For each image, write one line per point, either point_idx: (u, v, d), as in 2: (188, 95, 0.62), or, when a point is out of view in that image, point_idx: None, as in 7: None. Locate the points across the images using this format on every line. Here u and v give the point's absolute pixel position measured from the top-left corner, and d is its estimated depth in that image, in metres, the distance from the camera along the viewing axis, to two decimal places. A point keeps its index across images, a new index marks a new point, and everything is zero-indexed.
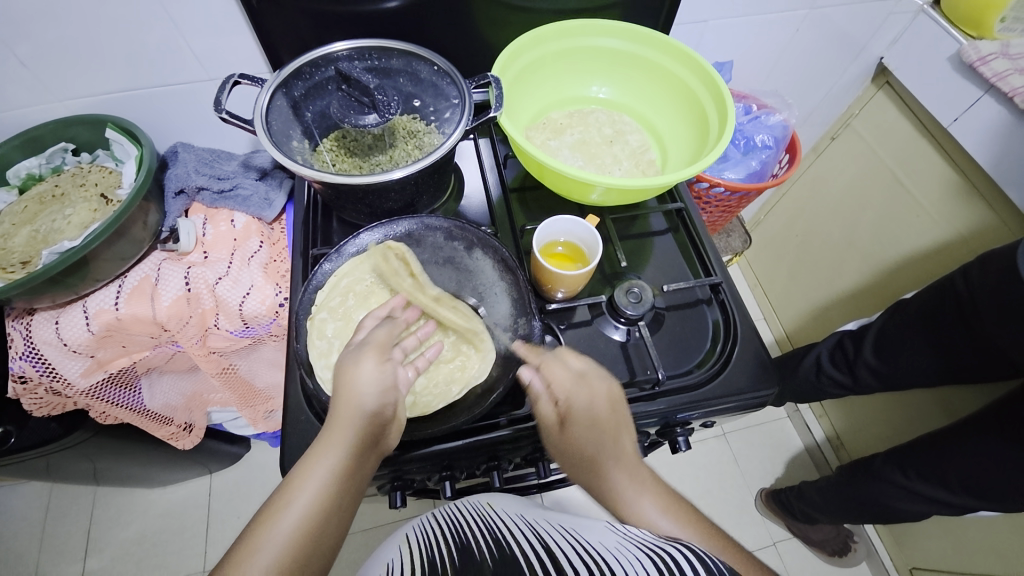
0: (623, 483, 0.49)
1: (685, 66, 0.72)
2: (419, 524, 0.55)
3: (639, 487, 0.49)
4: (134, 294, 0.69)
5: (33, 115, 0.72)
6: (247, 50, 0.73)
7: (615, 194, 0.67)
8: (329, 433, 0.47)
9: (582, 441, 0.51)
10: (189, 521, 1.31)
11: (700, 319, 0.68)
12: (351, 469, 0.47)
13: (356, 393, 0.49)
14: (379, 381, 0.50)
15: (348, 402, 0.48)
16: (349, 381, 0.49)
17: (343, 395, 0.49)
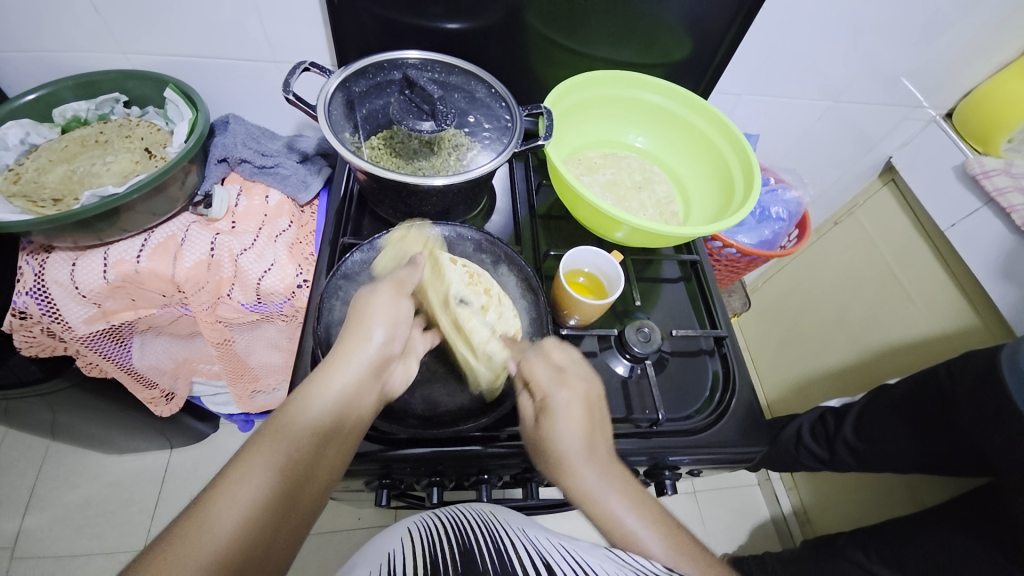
0: (596, 486, 0.47)
1: (720, 132, 0.76)
2: (421, 521, 0.55)
3: (613, 493, 0.47)
4: (158, 250, 0.70)
5: (95, 61, 0.74)
6: (314, 41, 0.76)
7: (640, 236, 0.70)
8: (310, 396, 0.46)
9: (556, 433, 0.51)
10: (138, 495, 1.26)
11: (700, 368, 0.70)
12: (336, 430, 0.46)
13: (363, 332, 0.51)
14: (384, 342, 0.51)
15: (349, 360, 0.48)
16: (356, 335, 0.50)
17: (355, 327, 0.51)
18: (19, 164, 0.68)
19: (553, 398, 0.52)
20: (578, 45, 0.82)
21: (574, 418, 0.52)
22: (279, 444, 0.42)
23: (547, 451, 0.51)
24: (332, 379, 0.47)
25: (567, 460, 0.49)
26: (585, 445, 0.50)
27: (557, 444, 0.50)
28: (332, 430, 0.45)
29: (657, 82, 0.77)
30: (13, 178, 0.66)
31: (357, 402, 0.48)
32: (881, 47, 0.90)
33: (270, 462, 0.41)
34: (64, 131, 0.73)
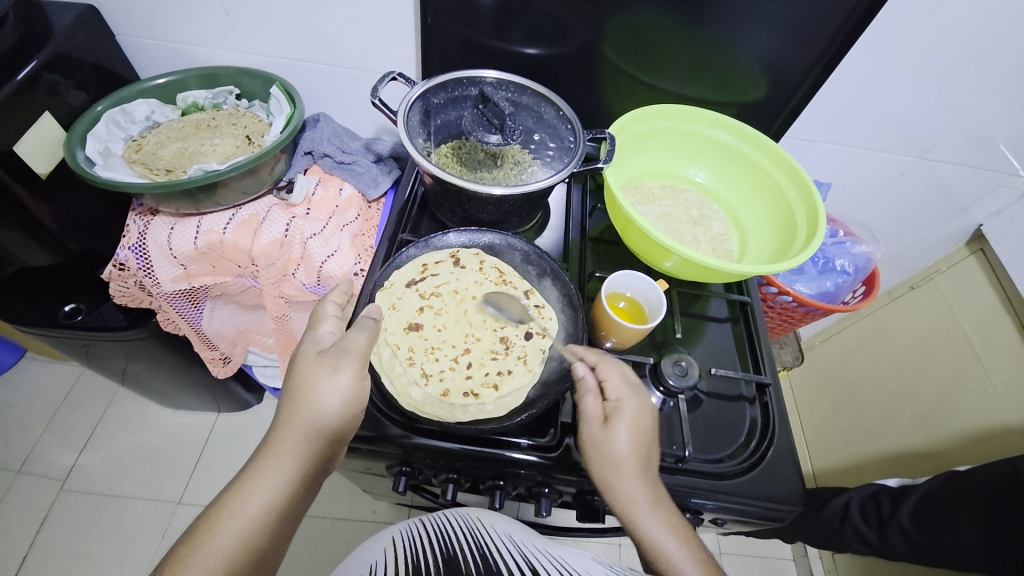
0: (643, 504, 0.51)
1: (788, 176, 0.74)
2: (405, 528, 0.61)
3: (656, 513, 0.52)
4: (241, 225, 0.77)
5: (218, 57, 0.85)
6: (403, 55, 0.83)
7: (689, 267, 0.69)
8: (279, 449, 0.48)
9: (621, 443, 0.52)
10: (182, 451, 1.36)
11: (738, 412, 0.67)
12: (305, 475, 0.49)
13: (317, 409, 0.49)
14: (345, 398, 0.49)
15: (310, 414, 0.49)
16: (311, 388, 0.49)
17: (305, 406, 0.49)
18: (144, 137, 0.78)
19: (624, 406, 0.54)
20: (650, 78, 0.84)
21: (624, 435, 0.52)
22: (257, 488, 0.47)
23: (597, 450, 0.53)
24: (294, 433, 0.48)
25: (620, 477, 0.51)
26: (641, 463, 0.52)
27: (618, 454, 0.52)
28: (307, 476, 0.49)
29: (726, 120, 0.76)
30: (137, 149, 0.76)
31: (323, 452, 0.49)
32: (978, 105, 0.85)
33: (249, 504, 0.46)
34: (183, 113, 0.83)
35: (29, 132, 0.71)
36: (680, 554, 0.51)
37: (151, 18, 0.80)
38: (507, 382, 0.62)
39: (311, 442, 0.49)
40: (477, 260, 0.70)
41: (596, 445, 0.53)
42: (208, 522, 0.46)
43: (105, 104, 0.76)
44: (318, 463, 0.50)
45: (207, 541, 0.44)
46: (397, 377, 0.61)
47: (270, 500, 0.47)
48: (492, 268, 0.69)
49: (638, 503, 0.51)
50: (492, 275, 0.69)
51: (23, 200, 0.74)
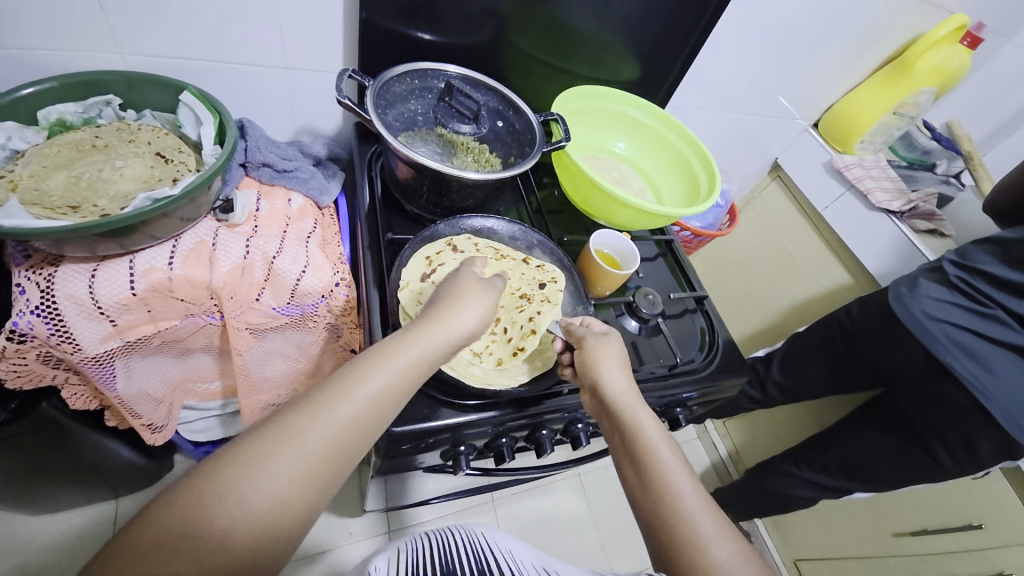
0: (631, 396, 0.58)
1: (684, 140, 0.91)
2: (411, 540, 0.56)
3: (640, 406, 0.57)
4: (191, 256, 0.66)
5: (83, 61, 0.68)
6: (329, 51, 0.79)
7: (636, 216, 0.81)
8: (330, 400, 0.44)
9: (610, 349, 0.61)
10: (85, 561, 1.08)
11: (690, 323, 0.86)
12: (357, 435, 0.44)
13: (387, 365, 0.47)
14: (411, 359, 0.48)
15: (380, 369, 0.47)
16: (421, 341, 0.50)
17: (372, 362, 0.47)
18: (13, 167, 0.61)
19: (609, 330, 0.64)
20: (561, 62, 0.96)
21: (614, 347, 0.62)
22: (299, 440, 0.42)
23: (587, 356, 0.61)
24: (354, 389, 0.45)
25: (616, 374, 0.59)
26: (627, 367, 0.61)
27: (607, 359, 0.60)
28: (348, 441, 0.44)
29: (637, 99, 0.90)
30: (9, 186, 0.59)
31: (380, 413, 0.46)
32: (772, 74, 1.18)
33: (288, 454, 0.41)
34: (50, 136, 0.66)
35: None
36: (663, 442, 0.54)
37: None
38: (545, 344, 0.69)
39: (371, 404, 0.45)
40: (473, 246, 0.73)
41: (590, 351, 0.61)
42: (228, 472, 0.39)
43: None
44: (368, 431, 0.45)
45: (231, 492, 0.38)
46: (455, 362, 0.64)
47: (342, 430, 0.44)
48: (485, 246, 0.74)
49: (623, 394, 0.58)
50: (488, 254, 0.73)
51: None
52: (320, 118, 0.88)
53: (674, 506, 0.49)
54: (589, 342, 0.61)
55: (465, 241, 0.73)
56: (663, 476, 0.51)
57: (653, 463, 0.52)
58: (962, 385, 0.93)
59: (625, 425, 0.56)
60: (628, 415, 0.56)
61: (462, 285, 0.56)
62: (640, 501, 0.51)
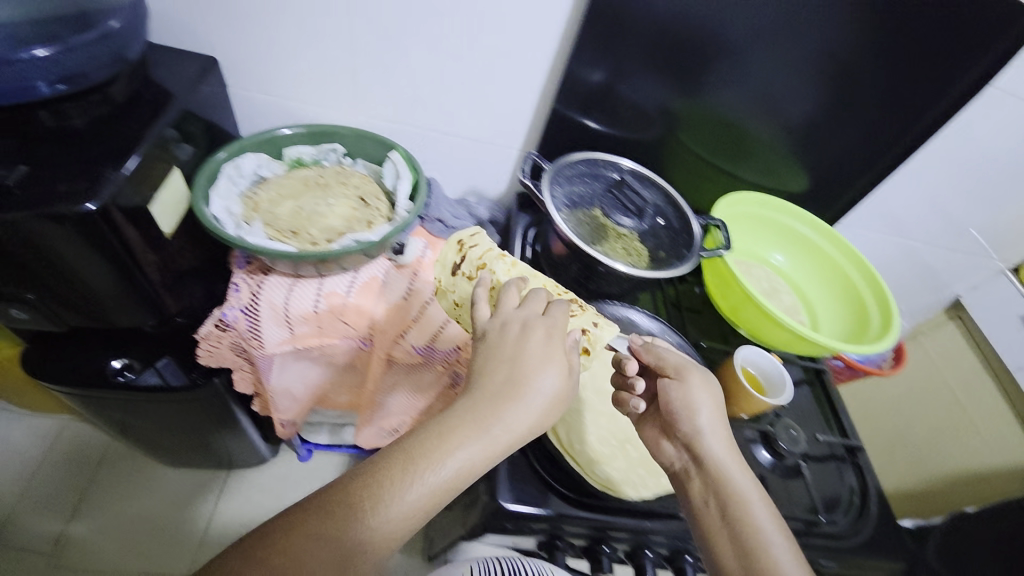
0: (736, 463, 0.53)
1: (855, 265, 0.83)
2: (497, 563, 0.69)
3: (744, 471, 0.53)
4: (364, 288, 0.76)
5: (328, 117, 0.85)
6: (513, 131, 0.88)
7: (787, 339, 0.75)
8: (399, 472, 0.44)
9: (705, 393, 0.57)
10: (223, 528, 1.19)
11: (836, 474, 0.74)
12: (428, 506, 0.44)
13: (466, 438, 0.46)
14: (485, 441, 0.46)
15: (448, 446, 0.45)
16: (475, 440, 0.46)
17: (447, 438, 0.46)
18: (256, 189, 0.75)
19: (697, 366, 0.59)
20: (729, 166, 0.96)
21: (714, 391, 0.58)
22: (379, 507, 0.42)
23: (685, 398, 0.57)
24: (433, 459, 0.45)
25: (715, 427, 0.55)
26: (723, 420, 0.56)
27: (699, 403, 0.56)
28: (416, 513, 0.43)
29: (808, 215, 0.85)
30: (254, 206, 0.74)
31: (451, 486, 0.45)
32: (967, 207, 1.05)
33: (365, 523, 0.42)
34: (288, 169, 0.82)
35: (159, 191, 0.63)
36: (769, 518, 0.50)
37: (269, 74, 0.79)
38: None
39: (442, 482, 0.44)
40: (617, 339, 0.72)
41: (683, 389, 0.57)
42: (293, 533, 0.40)
43: (225, 153, 0.75)
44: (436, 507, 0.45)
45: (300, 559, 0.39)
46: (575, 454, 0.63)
47: (392, 530, 0.42)
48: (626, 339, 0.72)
49: (719, 455, 0.54)
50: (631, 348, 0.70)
51: (134, 250, 0.61)
52: (488, 183, 0.97)
53: None
54: (687, 376, 0.57)
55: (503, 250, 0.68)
56: (770, 555, 0.47)
57: (759, 543, 0.48)
58: None
59: (729, 493, 0.51)
60: (727, 480, 0.52)
61: (528, 367, 0.49)
62: None
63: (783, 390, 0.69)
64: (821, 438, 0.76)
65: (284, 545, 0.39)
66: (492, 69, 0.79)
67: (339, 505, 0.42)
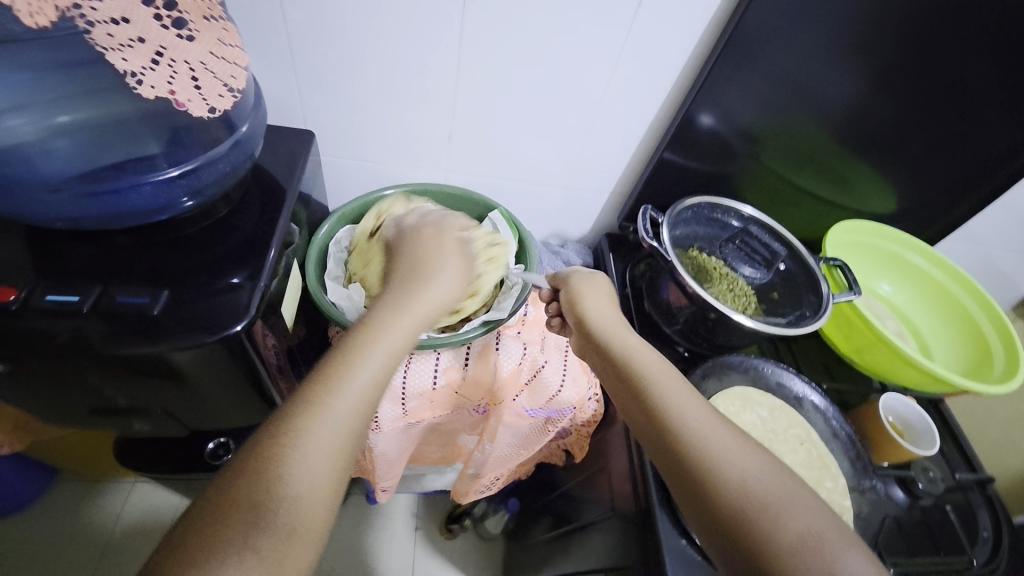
0: (654, 357, 0.55)
1: (969, 294, 0.83)
2: None
3: (666, 364, 0.54)
4: (481, 358, 0.73)
5: (419, 176, 0.82)
6: (604, 176, 0.86)
7: (917, 377, 0.73)
8: (318, 390, 0.44)
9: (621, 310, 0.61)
10: (135, 517, 1.05)
11: (969, 507, 0.71)
12: (355, 417, 0.44)
13: (364, 354, 0.47)
14: (383, 359, 0.48)
15: (361, 361, 0.47)
16: (374, 352, 0.48)
17: (343, 355, 0.47)
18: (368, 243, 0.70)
19: (614, 285, 0.65)
20: (829, 196, 0.90)
21: (608, 285, 0.64)
22: (317, 428, 0.42)
23: (594, 307, 0.61)
24: (347, 374, 0.45)
25: (621, 330, 0.58)
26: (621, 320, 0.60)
27: (616, 316, 0.60)
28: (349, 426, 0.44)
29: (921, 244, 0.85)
30: (365, 261, 0.69)
31: (365, 395, 0.45)
32: None
33: (317, 446, 0.42)
34: None
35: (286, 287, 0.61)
36: (690, 399, 0.50)
37: (363, 140, 0.76)
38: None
39: (356, 392, 0.45)
40: (751, 396, 0.71)
41: (580, 299, 0.62)
42: (270, 468, 0.40)
43: (325, 228, 0.72)
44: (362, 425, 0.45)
45: (277, 491, 0.39)
46: None
47: (330, 456, 0.42)
48: (759, 393, 0.71)
49: (631, 347, 0.56)
50: (764, 405, 0.71)
51: (265, 364, 0.55)
52: (572, 225, 0.95)
53: (708, 465, 0.44)
54: (585, 286, 0.64)
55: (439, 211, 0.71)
56: (684, 431, 0.47)
57: (676, 423, 0.48)
58: None
59: (641, 381, 0.52)
60: (630, 367, 0.54)
61: (426, 285, 0.57)
62: (671, 464, 0.47)
63: (930, 442, 0.69)
64: (960, 481, 0.73)
65: (245, 481, 0.39)
66: (600, 119, 0.76)
67: (291, 429, 0.42)
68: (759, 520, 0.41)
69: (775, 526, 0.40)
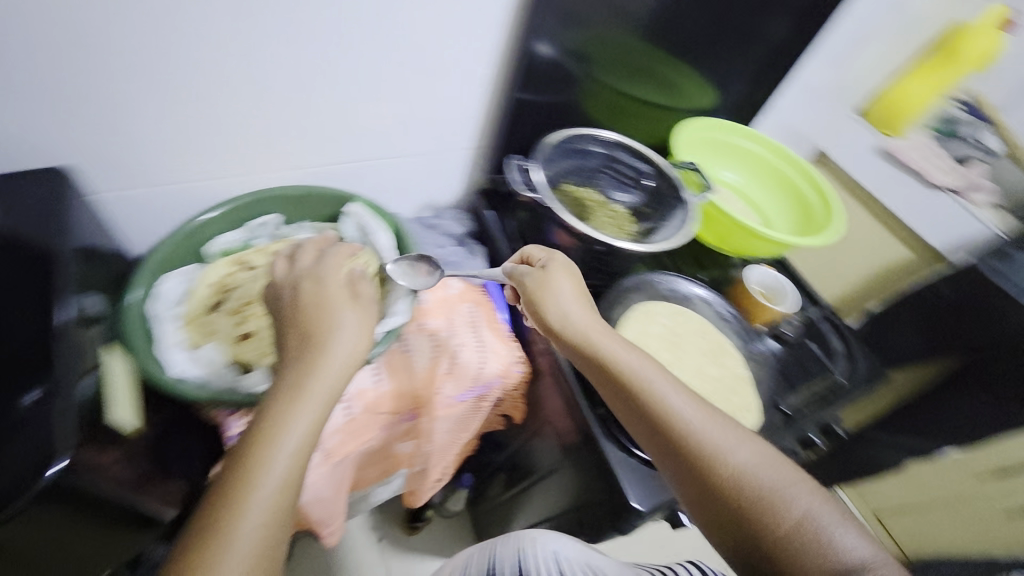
0: (634, 354, 0.57)
1: (786, 163, 0.96)
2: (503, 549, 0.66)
3: (649, 362, 0.55)
4: (390, 369, 0.68)
5: (241, 183, 0.67)
6: (458, 130, 0.79)
7: (770, 248, 0.84)
8: (238, 501, 0.38)
9: (566, 302, 0.60)
10: None
11: (823, 333, 0.88)
12: (279, 514, 0.39)
13: (283, 431, 0.41)
14: (299, 440, 0.41)
15: (280, 446, 0.40)
16: (288, 435, 0.41)
17: (263, 440, 0.40)
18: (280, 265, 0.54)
19: (558, 265, 0.64)
20: (667, 102, 0.95)
21: (572, 278, 0.63)
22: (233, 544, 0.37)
23: (562, 312, 0.60)
24: (264, 467, 0.39)
25: (589, 330, 0.59)
26: (597, 323, 0.60)
27: (562, 310, 0.60)
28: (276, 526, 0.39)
29: (746, 129, 0.95)
30: (211, 328, 0.60)
31: (287, 487, 0.39)
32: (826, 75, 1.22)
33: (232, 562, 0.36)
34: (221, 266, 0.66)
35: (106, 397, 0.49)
36: (682, 398, 0.52)
37: (145, 157, 0.59)
38: (741, 390, 0.73)
39: (277, 487, 0.39)
40: (653, 310, 0.76)
41: (541, 297, 0.61)
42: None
43: (139, 287, 0.58)
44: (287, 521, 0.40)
45: None
46: None
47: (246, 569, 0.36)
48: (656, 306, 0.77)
49: (609, 352, 0.57)
50: (664, 314, 0.76)
51: None
52: (442, 191, 0.87)
53: (707, 465, 0.47)
54: (551, 283, 0.61)
55: (269, 256, 0.66)
56: (687, 433, 0.49)
57: (678, 423, 0.50)
58: None
59: (629, 384, 0.54)
60: (617, 370, 0.55)
61: (325, 347, 0.46)
62: (672, 464, 0.49)
63: (788, 299, 0.82)
64: (812, 316, 0.89)
65: None
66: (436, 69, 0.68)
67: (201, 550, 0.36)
68: (753, 517, 0.44)
69: (769, 517, 0.43)
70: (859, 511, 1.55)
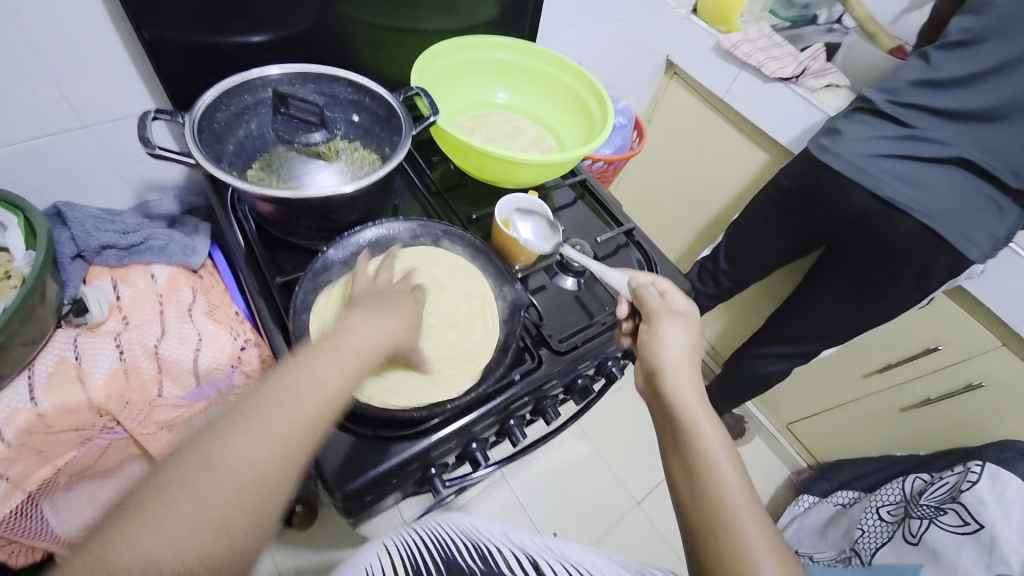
0: (698, 404, 0.53)
1: (558, 68, 0.85)
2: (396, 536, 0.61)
3: (711, 420, 0.52)
4: (56, 381, 0.58)
5: None
6: (126, 94, 0.65)
7: (537, 172, 0.75)
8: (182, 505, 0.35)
9: (674, 338, 0.56)
10: None
11: (627, 259, 0.82)
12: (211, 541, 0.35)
13: (256, 447, 0.38)
14: (272, 461, 0.38)
15: (248, 463, 0.38)
16: (260, 451, 0.38)
17: (233, 453, 0.38)
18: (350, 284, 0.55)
19: (687, 311, 0.60)
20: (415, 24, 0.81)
21: (690, 330, 0.58)
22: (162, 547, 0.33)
23: (671, 359, 0.55)
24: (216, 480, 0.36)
25: (693, 396, 0.53)
26: (690, 364, 0.56)
27: (669, 346, 0.56)
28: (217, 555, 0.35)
29: (502, 39, 0.84)
30: None
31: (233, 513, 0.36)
32: None
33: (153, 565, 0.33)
34: None
35: None
36: (733, 471, 0.49)
37: None
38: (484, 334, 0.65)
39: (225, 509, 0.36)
40: None
41: (658, 329, 0.57)
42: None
43: None
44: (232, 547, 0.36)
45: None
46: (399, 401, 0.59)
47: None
48: (397, 254, 0.66)
49: (688, 404, 0.53)
50: (407, 264, 0.67)
51: None
52: (158, 170, 0.74)
53: (744, 562, 0.43)
54: (658, 322, 0.57)
55: None
56: (727, 523, 0.46)
57: (719, 497, 0.47)
58: (911, 214, 0.91)
59: (690, 435, 0.51)
60: (691, 425, 0.51)
61: (300, 404, 0.41)
62: (697, 523, 0.47)
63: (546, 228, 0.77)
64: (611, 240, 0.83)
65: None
66: (25, 16, 0.53)
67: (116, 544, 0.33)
68: None
69: None
70: (773, 424, 1.56)
